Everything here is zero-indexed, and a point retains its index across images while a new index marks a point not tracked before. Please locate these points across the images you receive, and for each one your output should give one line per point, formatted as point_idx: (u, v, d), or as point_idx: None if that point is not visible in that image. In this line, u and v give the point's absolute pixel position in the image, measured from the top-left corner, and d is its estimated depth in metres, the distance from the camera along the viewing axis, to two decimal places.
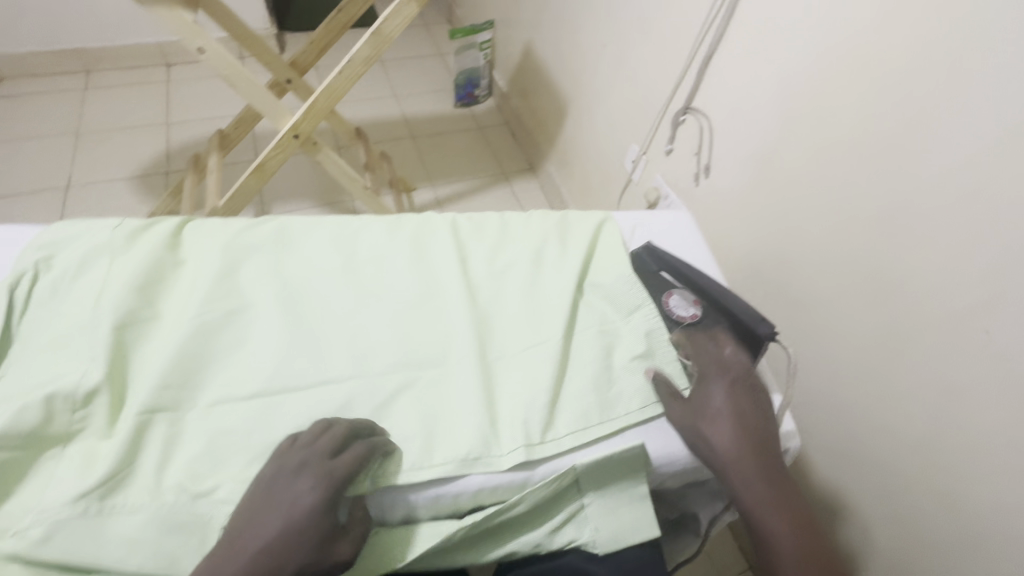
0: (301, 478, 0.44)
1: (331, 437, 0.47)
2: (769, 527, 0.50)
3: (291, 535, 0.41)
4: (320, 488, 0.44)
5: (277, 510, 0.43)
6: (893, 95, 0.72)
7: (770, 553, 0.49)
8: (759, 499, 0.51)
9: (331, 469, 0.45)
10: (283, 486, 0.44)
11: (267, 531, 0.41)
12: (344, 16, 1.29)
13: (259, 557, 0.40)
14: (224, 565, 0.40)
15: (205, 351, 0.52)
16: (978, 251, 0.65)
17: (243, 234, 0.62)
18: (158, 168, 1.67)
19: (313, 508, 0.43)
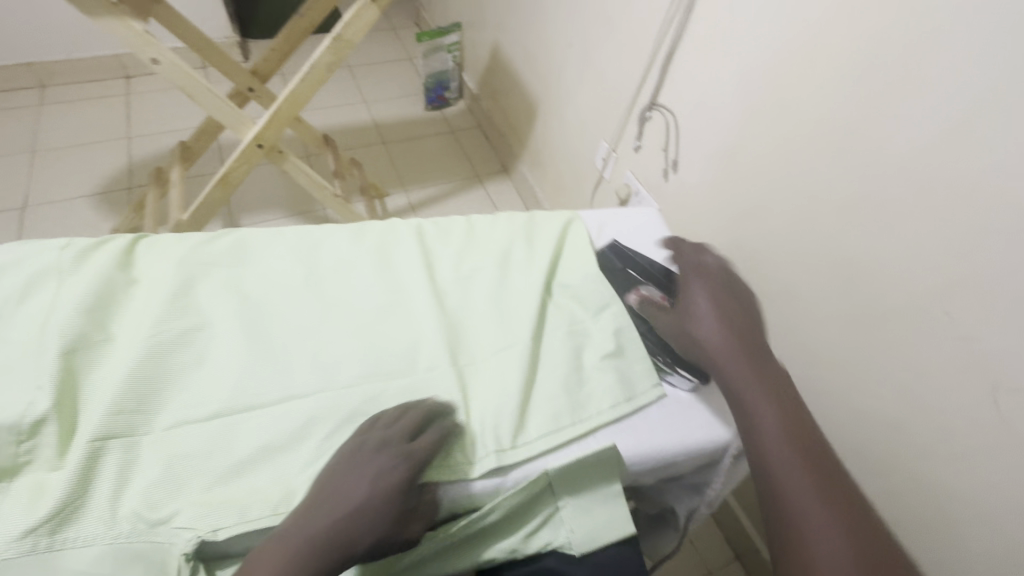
0: (381, 458, 0.47)
1: (411, 421, 0.50)
2: (765, 424, 0.51)
3: (372, 513, 0.44)
4: (400, 469, 0.46)
5: (361, 483, 0.45)
6: (847, 86, 0.74)
7: (765, 448, 0.49)
8: (757, 398, 0.52)
9: (411, 451, 0.47)
10: (364, 462, 0.47)
11: (349, 504, 0.44)
12: (305, 21, 1.26)
13: (343, 521, 0.44)
14: (308, 527, 0.43)
15: (164, 372, 0.51)
16: (935, 235, 0.67)
17: (201, 249, 0.60)
18: (120, 184, 1.62)
19: (393, 488, 0.46)
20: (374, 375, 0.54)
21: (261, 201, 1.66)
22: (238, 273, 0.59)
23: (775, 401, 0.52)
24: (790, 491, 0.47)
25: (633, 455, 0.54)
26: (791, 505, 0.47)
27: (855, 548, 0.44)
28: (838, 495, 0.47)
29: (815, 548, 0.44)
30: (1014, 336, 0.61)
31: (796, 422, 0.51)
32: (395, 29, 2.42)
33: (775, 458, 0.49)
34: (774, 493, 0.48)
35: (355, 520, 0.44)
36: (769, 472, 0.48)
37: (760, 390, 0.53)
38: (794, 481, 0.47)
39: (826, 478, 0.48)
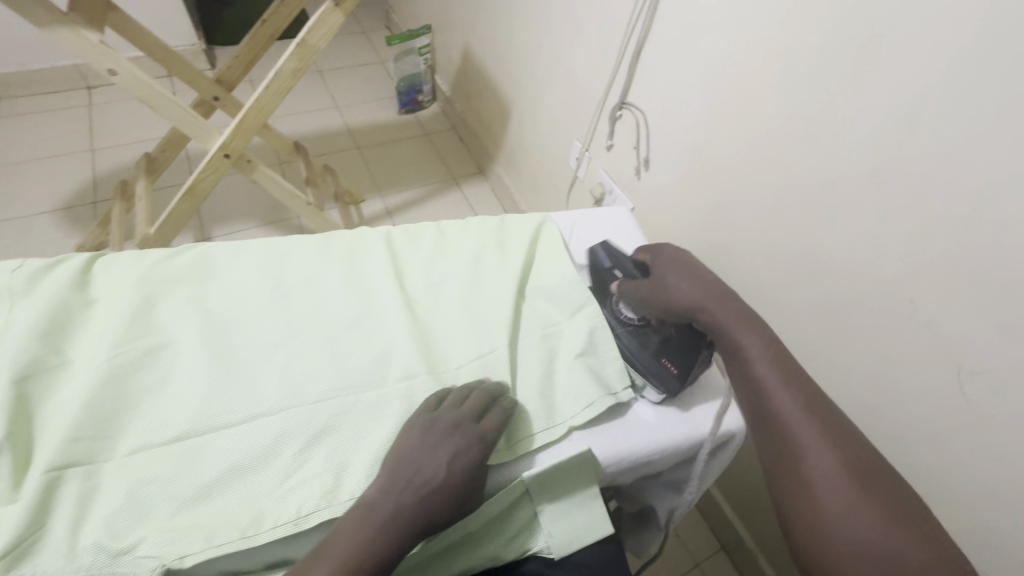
0: (454, 440, 0.49)
1: (478, 404, 0.52)
2: (754, 360, 0.54)
3: (451, 493, 0.47)
4: (475, 451, 0.49)
5: (435, 464, 0.47)
6: (807, 81, 0.75)
7: (756, 380, 0.53)
8: (746, 337, 0.55)
9: (482, 433, 0.50)
10: (435, 444, 0.48)
11: (431, 484, 0.46)
12: (268, 27, 1.24)
13: (421, 496, 0.46)
14: (387, 504, 0.45)
15: (124, 394, 0.49)
16: (896, 225, 0.68)
17: (160, 266, 0.58)
18: (84, 199, 1.57)
19: (468, 469, 0.48)
20: (344, 387, 0.53)
21: (233, 212, 1.63)
22: (201, 289, 0.58)
23: (762, 339, 0.55)
24: (783, 415, 0.50)
25: (608, 456, 0.54)
26: (783, 428, 0.50)
27: (845, 461, 0.47)
28: (827, 416, 0.50)
29: (807, 462, 0.48)
30: (974, 322, 0.62)
31: (783, 356, 0.54)
32: (366, 32, 2.40)
33: (766, 388, 0.52)
34: (768, 418, 0.51)
35: (435, 499, 0.46)
36: (763, 400, 0.52)
37: (746, 330, 0.56)
38: (785, 406, 0.51)
39: (815, 402, 0.51)
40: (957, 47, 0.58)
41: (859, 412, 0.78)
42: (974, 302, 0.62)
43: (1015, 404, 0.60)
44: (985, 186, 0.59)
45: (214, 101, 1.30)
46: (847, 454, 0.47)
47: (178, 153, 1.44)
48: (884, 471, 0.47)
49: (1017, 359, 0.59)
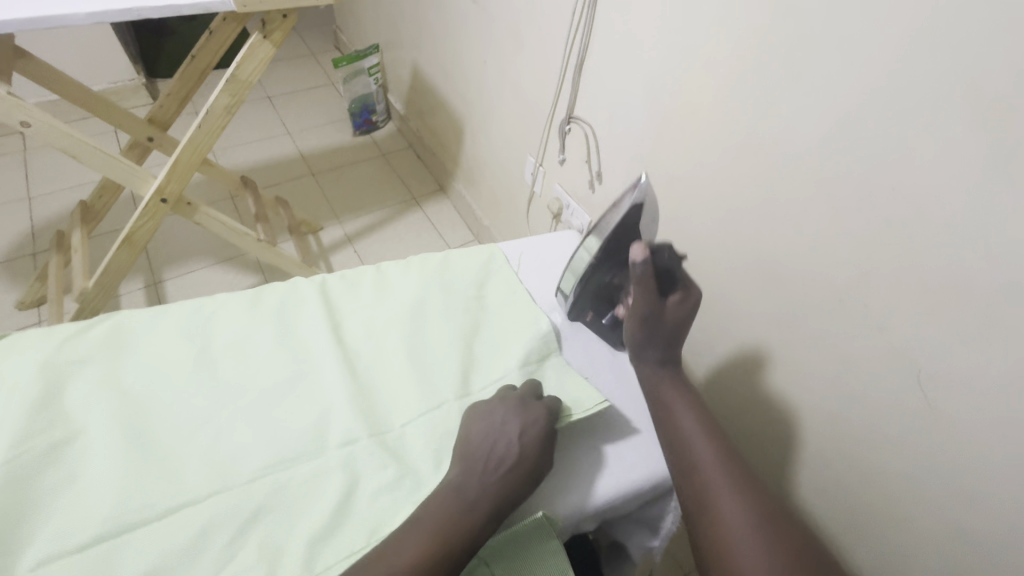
0: (522, 416, 0.51)
1: (534, 384, 0.55)
2: (681, 416, 0.54)
3: (527, 464, 0.48)
4: (541, 421, 0.51)
5: (508, 439, 0.49)
6: (743, 93, 0.74)
7: (680, 434, 0.52)
8: (671, 394, 0.56)
9: (546, 408, 0.52)
10: (510, 416, 0.51)
11: (510, 456, 0.48)
12: (198, 63, 1.18)
13: (505, 474, 0.48)
14: (478, 482, 0.47)
15: (26, 499, 0.44)
16: (843, 230, 0.67)
17: (67, 345, 0.54)
18: (22, 250, 1.48)
19: (538, 439, 0.50)
20: (277, 462, 0.49)
21: (184, 251, 1.56)
22: (115, 367, 0.53)
23: (689, 398, 0.55)
24: (703, 469, 0.49)
25: (568, 507, 0.52)
26: (707, 487, 0.48)
27: (765, 521, 0.45)
28: (746, 471, 0.49)
29: (723, 514, 0.46)
30: (927, 325, 0.62)
31: (707, 413, 0.54)
32: (315, 54, 2.35)
33: (689, 441, 0.51)
34: (689, 471, 0.50)
35: (513, 472, 0.48)
36: (685, 450, 0.51)
37: (673, 390, 0.56)
38: (706, 460, 0.50)
39: (735, 456, 0.50)
40: (885, 51, 0.57)
41: (828, 419, 0.76)
42: (926, 305, 0.61)
43: (974, 406, 0.59)
44: (927, 190, 0.57)
45: (149, 142, 1.25)
46: (768, 515, 0.46)
47: (117, 198, 1.37)
48: (801, 530, 0.46)
49: (973, 360, 0.58)
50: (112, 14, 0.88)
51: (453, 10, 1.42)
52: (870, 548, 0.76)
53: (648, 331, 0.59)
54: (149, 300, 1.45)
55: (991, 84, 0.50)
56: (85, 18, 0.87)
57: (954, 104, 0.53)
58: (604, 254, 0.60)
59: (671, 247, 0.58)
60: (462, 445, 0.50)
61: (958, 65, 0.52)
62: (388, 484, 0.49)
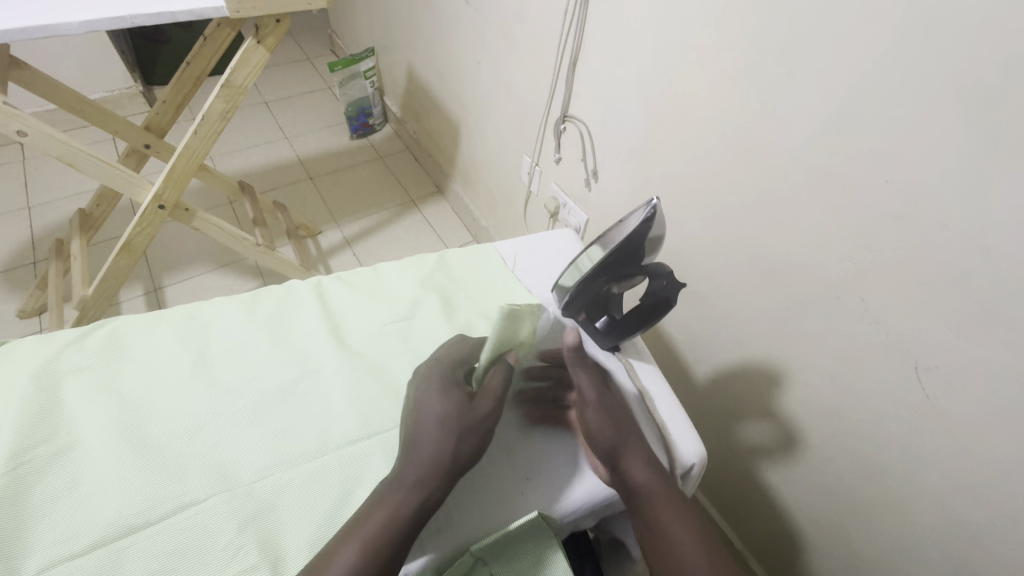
0: (436, 384, 0.52)
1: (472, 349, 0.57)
2: (677, 539, 0.49)
3: (442, 421, 0.49)
4: (451, 378, 0.53)
5: (429, 411, 0.50)
6: (736, 89, 0.74)
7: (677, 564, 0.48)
8: (664, 512, 0.50)
9: (447, 369, 0.54)
10: (422, 392, 0.52)
11: (429, 420, 0.50)
12: (194, 69, 1.19)
13: (437, 438, 0.48)
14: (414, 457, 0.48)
15: (28, 505, 0.44)
16: (838, 223, 0.67)
17: (66, 352, 0.54)
18: (24, 259, 1.49)
19: (444, 401, 0.51)
20: (278, 462, 0.49)
21: (182, 257, 1.56)
22: (113, 375, 0.53)
23: (682, 514, 0.50)
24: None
25: (562, 504, 0.52)
26: None
27: None
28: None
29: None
30: (924, 319, 0.62)
31: (700, 524, 0.51)
32: (311, 59, 2.35)
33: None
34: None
35: (441, 433, 0.49)
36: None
37: (668, 510, 0.50)
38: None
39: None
40: (878, 43, 0.57)
41: (826, 413, 0.77)
42: (923, 298, 0.61)
43: (973, 397, 0.59)
44: (921, 183, 0.58)
45: (146, 149, 1.26)
46: None
47: (115, 206, 1.38)
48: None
49: (970, 353, 0.58)
50: (106, 22, 0.88)
51: (446, 12, 1.42)
52: (870, 540, 0.77)
53: (598, 418, 0.54)
54: (149, 306, 1.45)
55: (985, 75, 0.50)
56: (79, 26, 0.87)
57: (947, 96, 0.53)
58: (599, 277, 0.58)
59: (672, 274, 0.56)
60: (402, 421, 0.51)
61: (951, 57, 0.52)
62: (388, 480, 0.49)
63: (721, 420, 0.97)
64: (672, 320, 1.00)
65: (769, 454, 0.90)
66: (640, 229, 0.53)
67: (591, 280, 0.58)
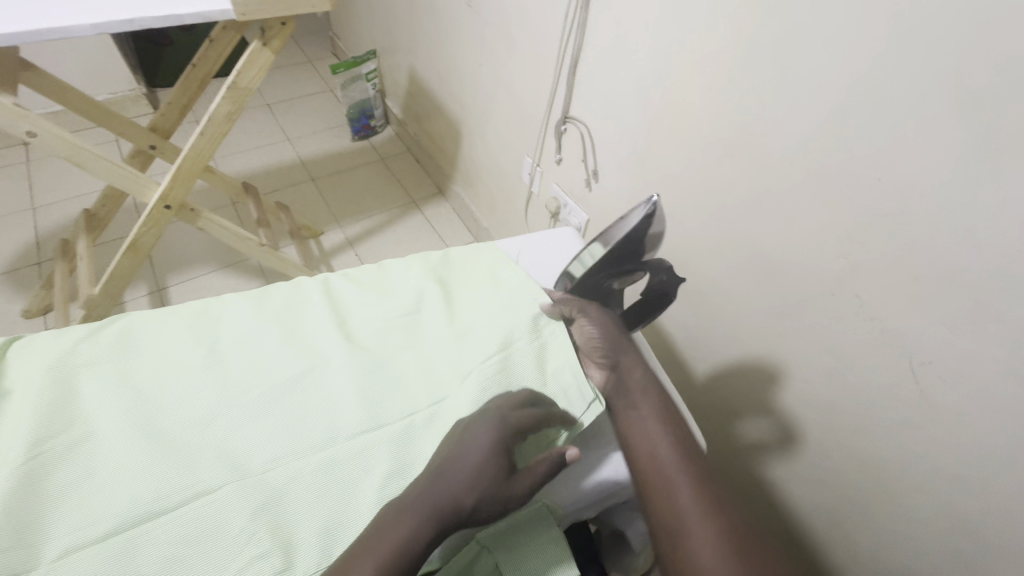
0: (489, 433, 0.51)
1: (520, 395, 0.54)
2: (657, 434, 0.54)
3: (473, 479, 0.49)
4: (506, 438, 0.51)
5: (469, 456, 0.50)
6: (734, 91, 0.76)
7: (656, 454, 0.52)
8: (644, 408, 0.56)
9: (507, 418, 0.52)
10: (467, 435, 0.51)
11: (461, 471, 0.49)
12: (200, 71, 1.20)
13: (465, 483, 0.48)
14: (437, 488, 0.48)
15: (45, 493, 0.46)
16: (834, 221, 0.69)
17: (80, 346, 0.55)
18: (28, 260, 1.50)
19: (489, 446, 0.50)
20: (288, 453, 0.50)
21: (186, 257, 1.58)
22: (126, 368, 0.55)
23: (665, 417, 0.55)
24: (680, 500, 0.49)
25: (565, 495, 0.54)
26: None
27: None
28: (722, 501, 0.50)
29: (694, 547, 0.47)
30: (917, 313, 0.63)
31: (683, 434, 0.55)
32: (312, 62, 2.37)
33: (666, 475, 0.51)
34: (665, 499, 0.50)
35: (472, 489, 0.48)
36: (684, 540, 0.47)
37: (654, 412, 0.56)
38: (680, 484, 0.50)
39: (711, 482, 0.51)
40: (873, 46, 0.59)
41: (823, 408, 0.78)
42: (916, 293, 0.63)
43: (966, 389, 0.61)
44: (914, 180, 0.59)
45: (151, 150, 1.27)
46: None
47: (120, 206, 1.39)
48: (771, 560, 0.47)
49: (962, 345, 0.60)
50: (115, 25, 0.90)
51: (448, 15, 1.43)
52: (867, 532, 0.79)
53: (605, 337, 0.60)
54: (154, 306, 1.46)
55: (975, 75, 0.52)
56: (89, 29, 0.89)
57: (938, 96, 0.55)
58: (600, 271, 0.59)
59: (671, 270, 0.56)
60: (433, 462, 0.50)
61: (941, 59, 0.54)
62: (394, 472, 0.50)
63: (720, 416, 0.98)
64: (672, 318, 1.02)
65: (767, 450, 0.91)
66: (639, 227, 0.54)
67: (594, 275, 0.60)
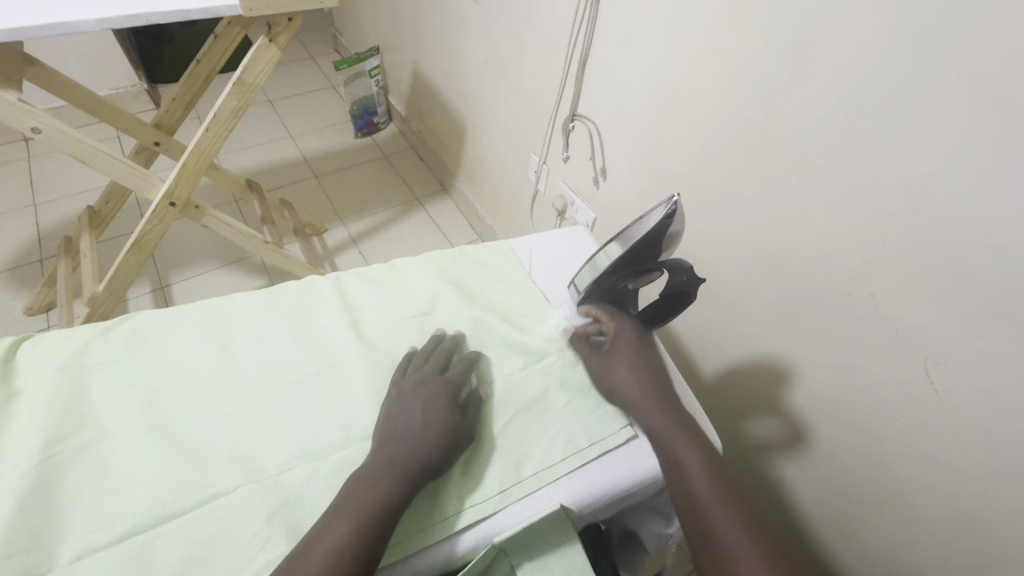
0: (425, 391, 0.53)
1: (438, 358, 0.57)
2: (685, 457, 0.52)
3: (424, 435, 0.50)
4: (441, 394, 0.53)
5: (414, 415, 0.51)
6: (746, 88, 0.75)
7: (685, 477, 0.50)
8: (670, 431, 0.54)
9: (446, 380, 0.55)
10: (410, 393, 0.53)
11: (409, 430, 0.50)
12: (204, 67, 1.19)
13: (416, 439, 0.49)
14: (396, 450, 0.49)
15: (60, 494, 0.45)
16: (847, 220, 0.68)
17: (92, 345, 0.55)
18: (30, 257, 1.49)
19: (439, 407, 0.52)
20: (303, 455, 0.50)
21: (189, 255, 1.57)
22: (138, 367, 0.54)
23: (691, 437, 0.53)
24: (721, 529, 0.47)
25: (584, 498, 0.52)
26: None
27: None
28: (758, 521, 0.48)
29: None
30: (932, 314, 0.63)
31: (710, 450, 0.52)
32: (314, 58, 2.36)
33: (696, 491, 0.49)
34: (707, 528, 0.47)
35: (424, 444, 0.49)
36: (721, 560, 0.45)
37: (680, 435, 0.53)
38: (717, 513, 0.48)
39: (745, 503, 0.49)
40: (888, 42, 0.58)
41: (834, 407, 0.78)
42: (931, 293, 0.62)
43: (979, 389, 0.60)
44: (931, 179, 0.58)
45: (155, 146, 1.26)
46: None
47: (122, 203, 1.38)
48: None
49: (977, 345, 0.59)
50: (120, 20, 0.89)
51: (453, 11, 1.42)
52: (878, 533, 0.78)
53: (631, 371, 0.58)
54: (157, 304, 1.46)
55: (996, 74, 0.51)
56: (94, 24, 0.88)
57: (955, 94, 0.54)
58: (619, 272, 0.58)
59: (691, 269, 0.55)
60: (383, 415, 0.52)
61: (959, 57, 0.53)
62: None
63: (729, 416, 0.98)
64: (680, 317, 1.01)
65: (776, 449, 0.91)
66: (659, 226, 0.53)
67: (611, 276, 0.59)
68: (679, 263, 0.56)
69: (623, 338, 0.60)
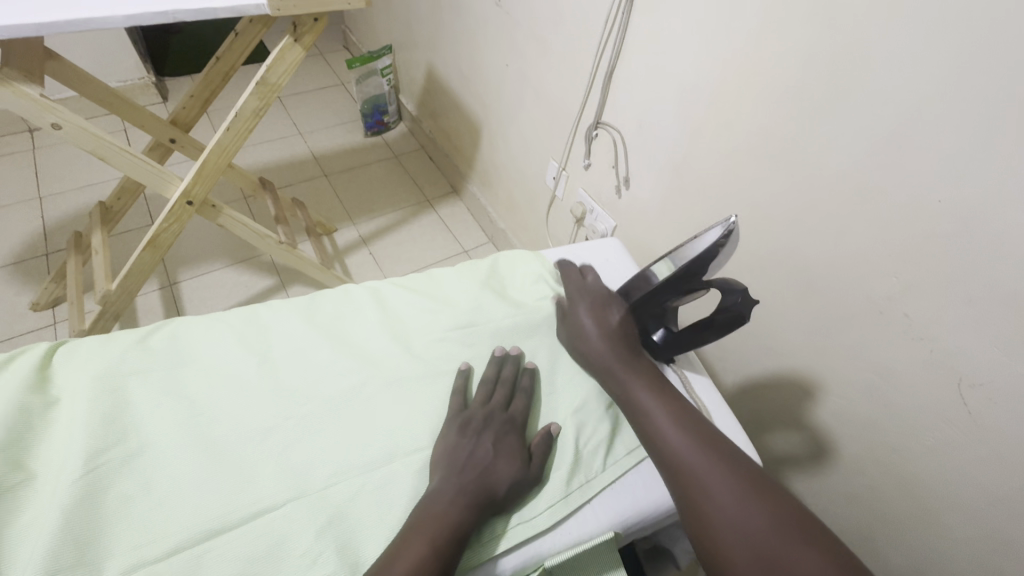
0: (493, 429, 0.52)
1: (501, 392, 0.56)
2: (638, 391, 0.55)
3: (490, 468, 0.49)
4: (508, 429, 0.53)
5: (484, 449, 0.50)
6: (780, 106, 0.75)
7: (640, 408, 0.54)
8: (621, 367, 0.57)
9: (512, 415, 0.54)
10: (474, 427, 0.52)
11: (477, 461, 0.49)
12: (223, 64, 1.18)
13: (482, 471, 0.49)
14: (466, 481, 0.48)
15: (105, 509, 0.44)
16: (883, 242, 0.68)
17: (130, 352, 0.54)
18: (37, 252, 1.47)
19: (513, 447, 0.52)
20: (348, 469, 0.49)
21: (199, 253, 1.55)
22: (178, 377, 0.53)
23: (643, 374, 0.56)
24: (677, 449, 0.50)
25: (628, 518, 0.52)
26: (707, 498, 0.46)
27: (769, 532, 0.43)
28: (714, 440, 0.50)
29: (705, 488, 0.47)
30: (967, 337, 0.63)
31: (664, 388, 0.55)
32: (323, 56, 2.34)
33: (649, 415, 0.53)
34: (669, 460, 0.49)
35: (495, 479, 0.49)
36: (678, 469, 0.49)
37: (634, 375, 0.56)
38: (671, 436, 0.51)
39: (704, 432, 0.51)
40: (938, 65, 0.57)
41: (863, 422, 0.77)
42: (969, 317, 0.62)
43: (1014, 414, 0.60)
44: (974, 205, 0.58)
45: (171, 143, 1.24)
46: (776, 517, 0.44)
47: (134, 199, 1.36)
48: (785, 496, 0.46)
49: (1015, 371, 0.59)
50: (147, 16, 0.88)
51: (473, 12, 1.41)
52: (902, 549, 0.79)
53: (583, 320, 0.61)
54: (165, 302, 1.44)
55: None
56: (121, 21, 0.86)
57: (1001, 120, 0.54)
58: (666, 288, 0.58)
59: (745, 291, 0.55)
60: (440, 443, 0.51)
61: (1011, 83, 0.52)
62: None
63: (751, 426, 0.99)
64: None
65: (798, 463, 0.91)
66: (714, 246, 0.52)
67: (659, 294, 0.59)
68: (729, 281, 0.55)
69: (595, 296, 0.63)
